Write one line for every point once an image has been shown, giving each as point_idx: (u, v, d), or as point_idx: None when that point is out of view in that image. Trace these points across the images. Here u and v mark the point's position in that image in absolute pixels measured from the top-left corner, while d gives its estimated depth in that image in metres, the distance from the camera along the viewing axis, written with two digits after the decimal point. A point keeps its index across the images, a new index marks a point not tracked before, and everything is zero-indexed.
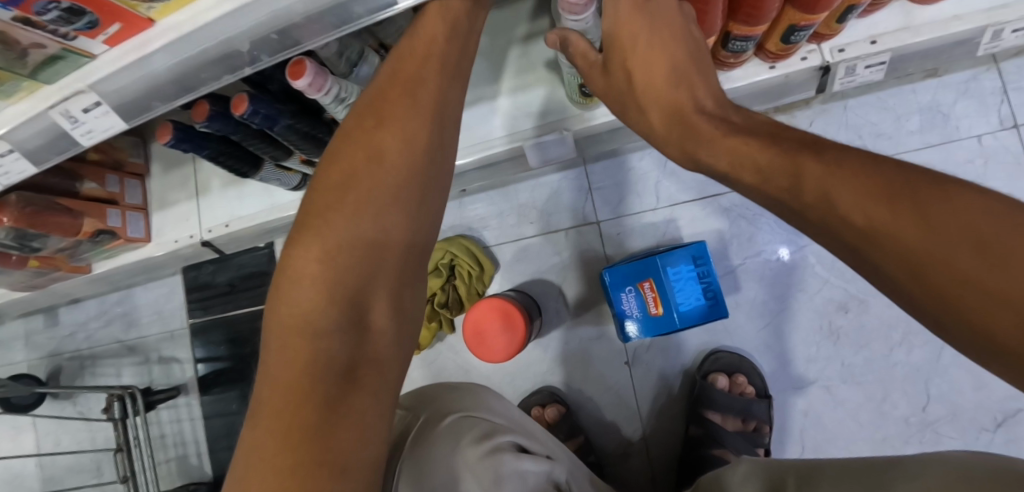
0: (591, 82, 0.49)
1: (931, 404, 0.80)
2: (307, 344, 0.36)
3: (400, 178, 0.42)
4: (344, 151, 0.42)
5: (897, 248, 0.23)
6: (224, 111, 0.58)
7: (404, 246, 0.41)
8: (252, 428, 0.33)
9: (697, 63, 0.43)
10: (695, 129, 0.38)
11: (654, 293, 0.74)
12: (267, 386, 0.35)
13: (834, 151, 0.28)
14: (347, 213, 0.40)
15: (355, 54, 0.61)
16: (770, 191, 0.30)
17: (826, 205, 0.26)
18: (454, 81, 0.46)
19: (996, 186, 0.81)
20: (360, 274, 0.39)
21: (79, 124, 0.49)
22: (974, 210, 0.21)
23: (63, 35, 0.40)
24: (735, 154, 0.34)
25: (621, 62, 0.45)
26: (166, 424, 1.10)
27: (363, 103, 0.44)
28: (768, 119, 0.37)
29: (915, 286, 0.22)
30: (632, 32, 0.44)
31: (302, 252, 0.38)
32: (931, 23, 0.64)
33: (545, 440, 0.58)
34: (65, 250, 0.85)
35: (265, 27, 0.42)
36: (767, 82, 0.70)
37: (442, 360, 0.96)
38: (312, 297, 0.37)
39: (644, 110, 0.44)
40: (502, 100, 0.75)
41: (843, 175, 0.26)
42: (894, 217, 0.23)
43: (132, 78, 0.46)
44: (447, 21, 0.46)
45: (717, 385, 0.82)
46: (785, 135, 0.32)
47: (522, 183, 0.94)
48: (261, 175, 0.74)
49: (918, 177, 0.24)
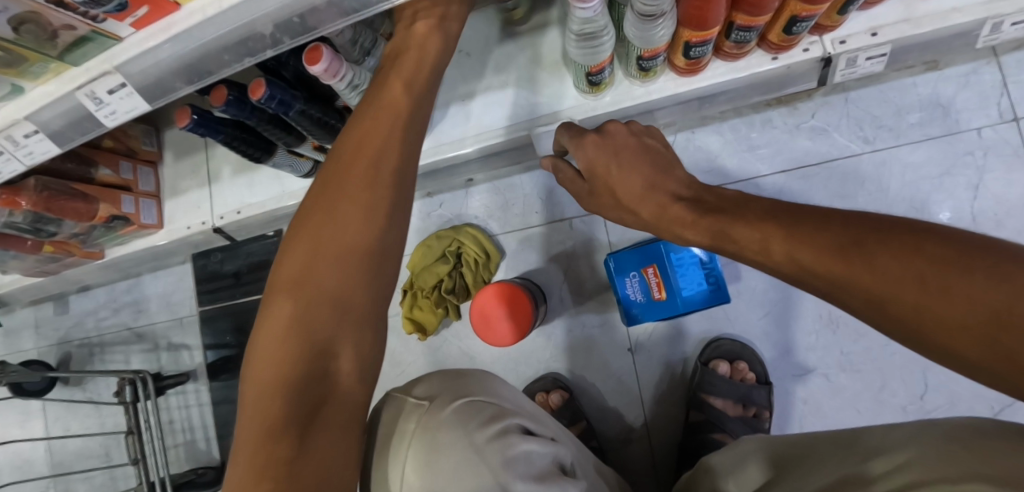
0: (587, 200, 0.63)
1: (928, 392, 0.81)
2: (278, 386, 0.40)
3: (364, 210, 0.46)
4: (316, 200, 0.47)
5: (865, 294, 0.31)
6: (241, 96, 0.60)
7: (363, 280, 0.44)
8: (237, 462, 0.38)
9: (665, 164, 0.55)
10: (676, 217, 0.49)
11: (657, 279, 0.75)
12: (250, 407, 0.40)
13: (794, 219, 0.39)
14: (313, 248, 0.44)
15: (368, 42, 0.64)
16: (754, 261, 0.41)
17: (798, 267, 0.36)
18: (415, 133, 0.51)
19: (995, 177, 0.83)
20: (321, 325, 0.42)
21: (103, 105, 0.51)
22: (912, 254, 0.30)
23: (92, 17, 0.42)
24: (714, 233, 0.45)
25: (604, 185, 0.57)
26: (175, 409, 1.12)
27: (326, 168, 0.49)
28: (732, 193, 0.48)
29: (888, 321, 0.31)
30: (598, 158, 0.57)
31: (272, 314, 0.43)
32: (931, 15, 0.66)
33: (552, 424, 0.59)
34: (78, 235, 0.87)
35: (287, 11, 0.43)
36: (769, 73, 0.72)
37: (447, 347, 0.98)
38: (283, 322, 0.42)
39: (634, 211, 0.54)
40: (507, 90, 0.77)
41: (802, 245, 0.36)
42: (849, 271, 0.32)
43: (155, 60, 0.48)
44: (404, 83, 0.52)
45: (718, 372, 0.84)
46: (749, 212, 0.43)
47: (527, 174, 0.95)
48: (274, 160, 0.75)
49: (863, 232, 0.33)
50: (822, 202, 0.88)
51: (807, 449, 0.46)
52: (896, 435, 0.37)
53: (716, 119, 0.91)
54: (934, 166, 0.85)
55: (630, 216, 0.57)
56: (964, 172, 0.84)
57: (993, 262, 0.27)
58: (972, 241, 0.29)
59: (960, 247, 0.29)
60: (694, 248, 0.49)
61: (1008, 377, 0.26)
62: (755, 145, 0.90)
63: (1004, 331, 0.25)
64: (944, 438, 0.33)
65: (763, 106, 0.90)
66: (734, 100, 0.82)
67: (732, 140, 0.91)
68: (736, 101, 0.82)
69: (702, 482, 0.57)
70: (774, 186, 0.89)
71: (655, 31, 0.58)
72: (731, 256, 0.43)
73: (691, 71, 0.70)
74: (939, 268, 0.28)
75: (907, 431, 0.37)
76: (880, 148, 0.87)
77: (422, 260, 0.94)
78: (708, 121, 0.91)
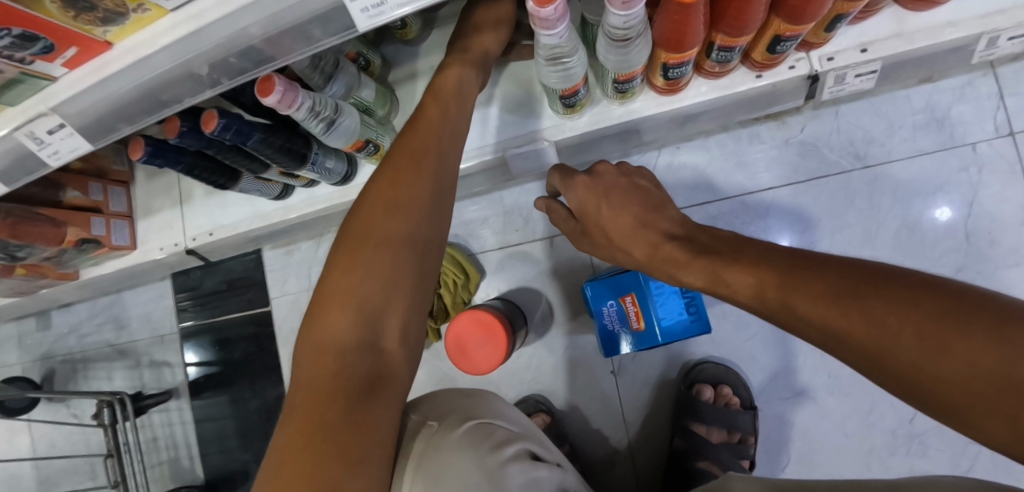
0: (581, 239, 0.64)
1: (918, 416, 0.79)
2: (334, 361, 0.40)
3: (417, 198, 0.46)
4: (366, 204, 0.46)
5: (858, 343, 0.32)
6: (196, 127, 0.57)
7: (416, 263, 0.44)
8: (284, 431, 0.37)
9: (657, 204, 0.56)
10: (670, 257, 0.49)
11: (636, 307, 0.73)
12: (297, 399, 0.39)
13: (786, 261, 0.40)
14: (368, 228, 0.45)
15: (329, 66, 0.61)
16: (749, 305, 0.42)
17: (791, 312, 0.37)
18: (452, 146, 0.52)
19: (990, 193, 0.80)
20: (378, 299, 0.42)
21: (45, 145, 0.48)
22: (908, 304, 0.31)
23: (20, 60, 0.39)
24: (708, 276, 0.46)
25: (595, 224, 0.58)
26: (158, 427, 1.11)
27: (386, 162, 0.49)
28: (720, 237, 0.49)
29: (879, 372, 0.32)
30: (587, 197, 0.58)
31: (330, 290, 0.43)
32: (924, 30, 0.62)
33: (553, 448, 0.55)
34: (50, 259, 0.85)
35: (224, 51, 0.41)
36: (754, 90, 0.69)
37: (429, 366, 0.96)
38: (341, 300, 0.42)
39: (624, 249, 0.55)
40: (481, 110, 0.74)
41: (795, 289, 0.37)
42: (845, 319, 0.33)
43: (94, 101, 0.45)
44: (441, 107, 0.54)
45: (702, 398, 0.81)
46: (742, 252, 0.44)
47: (507, 190, 0.93)
48: (241, 186, 0.73)
49: (856, 279, 0.34)
50: (812, 219, 0.85)
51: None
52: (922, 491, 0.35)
53: (702, 134, 0.88)
54: (928, 181, 0.82)
55: (620, 253, 0.57)
56: (958, 188, 0.81)
57: (995, 323, 0.27)
58: (971, 298, 0.29)
59: (953, 300, 0.30)
60: (688, 288, 0.49)
61: (1010, 436, 0.26)
62: (743, 160, 0.87)
63: (1005, 395, 0.26)
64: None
65: (751, 121, 0.86)
66: (718, 118, 0.79)
67: (720, 155, 0.88)
68: (721, 118, 0.79)
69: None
70: (763, 203, 0.86)
71: (631, 55, 0.55)
72: (726, 301, 0.44)
73: (671, 91, 0.67)
74: (939, 324, 0.29)
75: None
76: (871, 163, 0.83)
77: None
78: (694, 136, 0.88)
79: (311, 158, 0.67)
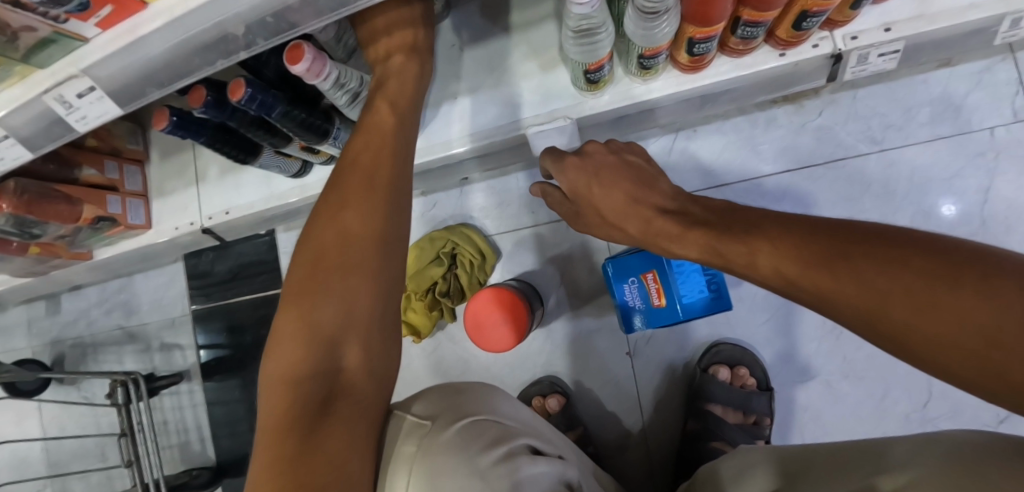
0: (579, 221, 0.65)
1: (932, 400, 0.79)
2: (291, 387, 0.44)
3: (361, 221, 0.50)
4: (318, 233, 0.50)
5: (851, 308, 0.32)
6: (220, 98, 0.57)
7: (365, 286, 0.48)
8: (256, 458, 0.42)
9: (648, 178, 0.56)
10: (664, 231, 0.50)
11: (656, 285, 0.73)
12: (265, 425, 0.43)
13: (778, 227, 0.39)
14: (319, 258, 0.49)
15: (352, 40, 0.62)
16: (746, 274, 0.41)
17: (785, 280, 0.36)
18: (405, 160, 0.55)
19: (1007, 179, 0.80)
20: (335, 324, 0.46)
21: (74, 109, 0.48)
22: (898, 263, 0.30)
23: (54, 17, 0.38)
24: (704, 246, 0.45)
25: (587, 204, 0.59)
26: (168, 410, 1.11)
27: (342, 184, 0.52)
28: (714, 206, 0.49)
29: (875, 334, 0.31)
30: (576, 178, 0.59)
31: (284, 318, 0.47)
32: (947, 11, 0.62)
33: (556, 438, 0.54)
34: (65, 237, 0.85)
35: (259, 12, 0.41)
36: (776, 70, 0.69)
37: (442, 349, 0.96)
38: (292, 329, 0.46)
39: (619, 226, 0.56)
40: (501, 89, 0.73)
41: (786, 257, 0.36)
42: (836, 284, 0.32)
43: (126, 64, 0.45)
44: (398, 114, 0.56)
45: (718, 378, 0.82)
46: (730, 224, 0.44)
47: (522, 173, 0.93)
48: (261, 161, 0.73)
49: (849, 242, 0.34)
50: (827, 204, 0.85)
51: (813, 459, 0.44)
52: (903, 452, 0.36)
53: (719, 118, 0.88)
54: (944, 166, 0.82)
55: (615, 231, 0.58)
56: (974, 174, 0.81)
57: (983, 276, 0.27)
58: (962, 251, 0.29)
59: (939, 257, 0.29)
60: (686, 261, 0.49)
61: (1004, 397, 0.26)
62: (759, 144, 0.87)
63: (996, 350, 0.25)
64: (939, 455, 0.33)
65: (769, 104, 0.86)
66: (737, 99, 0.79)
67: (736, 138, 0.88)
68: (739, 99, 0.79)
69: (706, 485, 0.55)
70: (778, 187, 0.86)
71: (658, 29, 0.55)
72: (724, 271, 0.44)
73: (694, 69, 0.67)
74: (929, 281, 0.28)
75: (909, 452, 0.35)
76: (888, 148, 0.84)
77: (414, 262, 0.91)
78: (710, 120, 0.88)
79: (333, 133, 0.66)
